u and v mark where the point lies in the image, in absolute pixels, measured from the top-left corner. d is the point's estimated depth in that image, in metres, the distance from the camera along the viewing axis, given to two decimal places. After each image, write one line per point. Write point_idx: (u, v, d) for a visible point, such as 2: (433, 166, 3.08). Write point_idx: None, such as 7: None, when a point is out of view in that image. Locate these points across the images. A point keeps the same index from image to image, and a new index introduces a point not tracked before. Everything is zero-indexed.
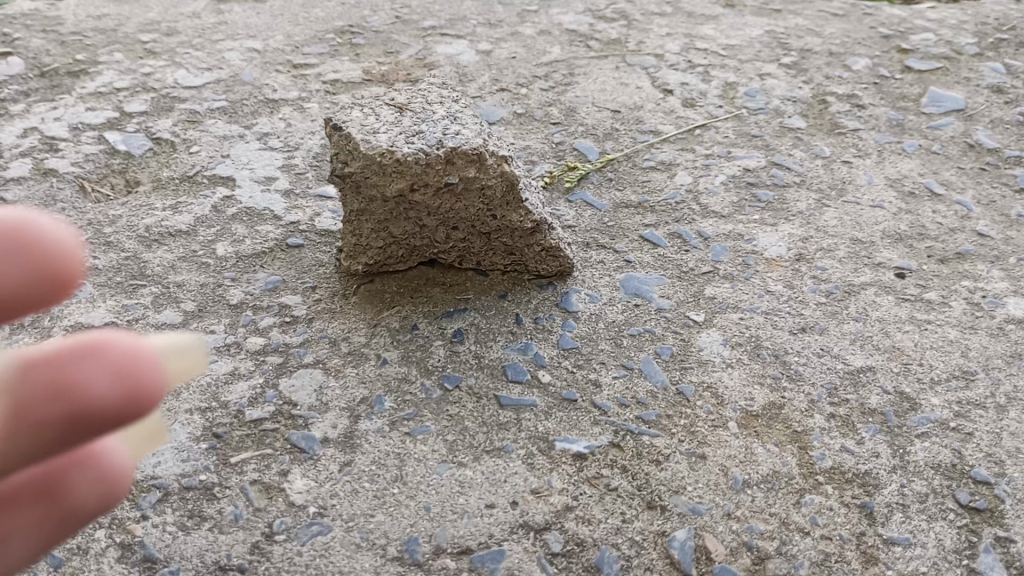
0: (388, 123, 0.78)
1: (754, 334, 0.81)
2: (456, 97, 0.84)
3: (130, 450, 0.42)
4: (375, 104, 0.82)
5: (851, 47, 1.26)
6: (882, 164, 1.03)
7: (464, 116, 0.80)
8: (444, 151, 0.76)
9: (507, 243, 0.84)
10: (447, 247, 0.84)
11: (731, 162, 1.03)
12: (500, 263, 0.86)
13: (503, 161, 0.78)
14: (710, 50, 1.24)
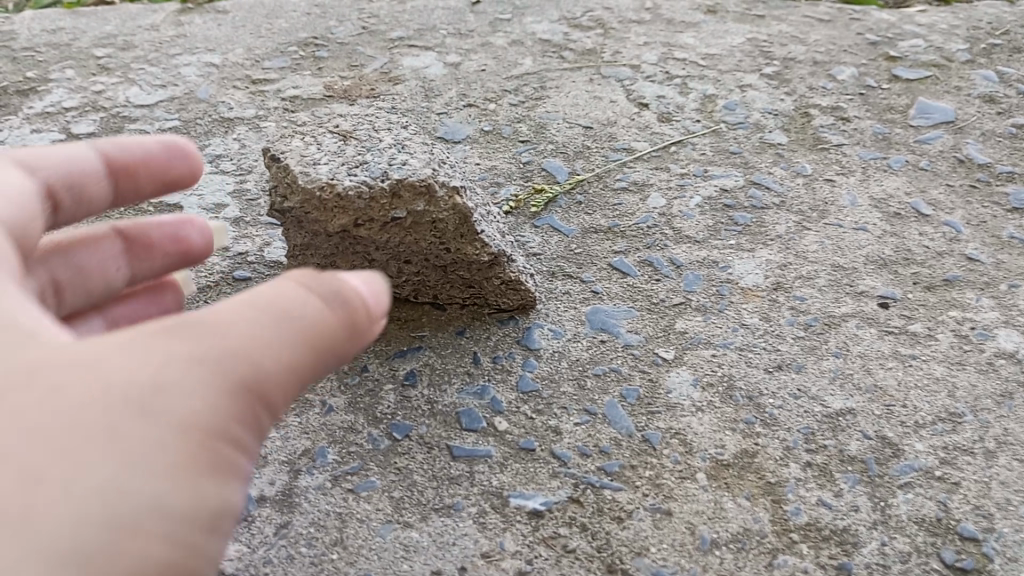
0: (329, 152, 0.73)
1: (726, 373, 0.76)
2: (406, 123, 0.79)
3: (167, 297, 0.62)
4: (317, 131, 0.76)
5: (837, 55, 1.21)
6: (867, 182, 0.98)
7: (413, 144, 0.75)
8: (388, 183, 0.70)
9: (465, 277, 0.79)
10: (400, 281, 0.79)
11: (708, 182, 0.97)
12: (458, 297, 0.81)
13: (455, 192, 0.72)
14: (690, 59, 1.19)
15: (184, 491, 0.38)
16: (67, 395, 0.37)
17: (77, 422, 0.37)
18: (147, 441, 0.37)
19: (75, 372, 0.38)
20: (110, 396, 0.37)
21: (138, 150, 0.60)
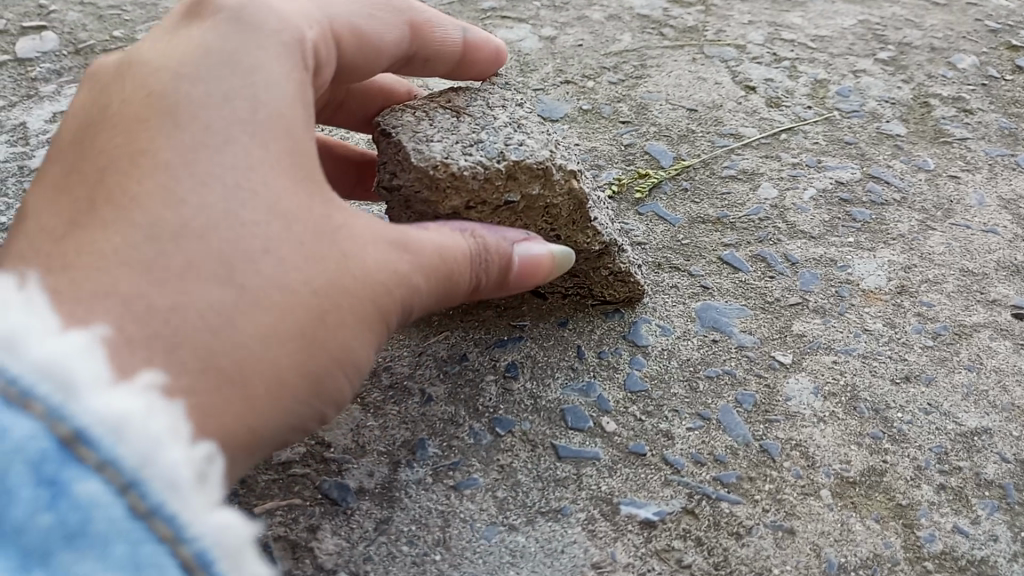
0: (441, 129, 0.69)
1: (850, 383, 0.71)
2: (520, 101, 0.75)
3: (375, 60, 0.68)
4: (426, 105, 0.72)
5: (955, 41, 1.14)
6: (994, 181, 0.91)
7: (529, 125, 0.72)
8: (505, 165, 0.67)
9: (570, 265, 0.75)
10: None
11: (822, 173, 0.92)
12: (560, 286, 0.77)
13: (571, 177, 0.70)
14: (798, 41, 1.12)
15: (361, 351, 0.54)
16: (333, 263, 0.52)
17: (336, 285, 0.51)
18: (359, 317, 0.53)
19: (336, 229, 0.53)
20: (368, 271, 0.53)
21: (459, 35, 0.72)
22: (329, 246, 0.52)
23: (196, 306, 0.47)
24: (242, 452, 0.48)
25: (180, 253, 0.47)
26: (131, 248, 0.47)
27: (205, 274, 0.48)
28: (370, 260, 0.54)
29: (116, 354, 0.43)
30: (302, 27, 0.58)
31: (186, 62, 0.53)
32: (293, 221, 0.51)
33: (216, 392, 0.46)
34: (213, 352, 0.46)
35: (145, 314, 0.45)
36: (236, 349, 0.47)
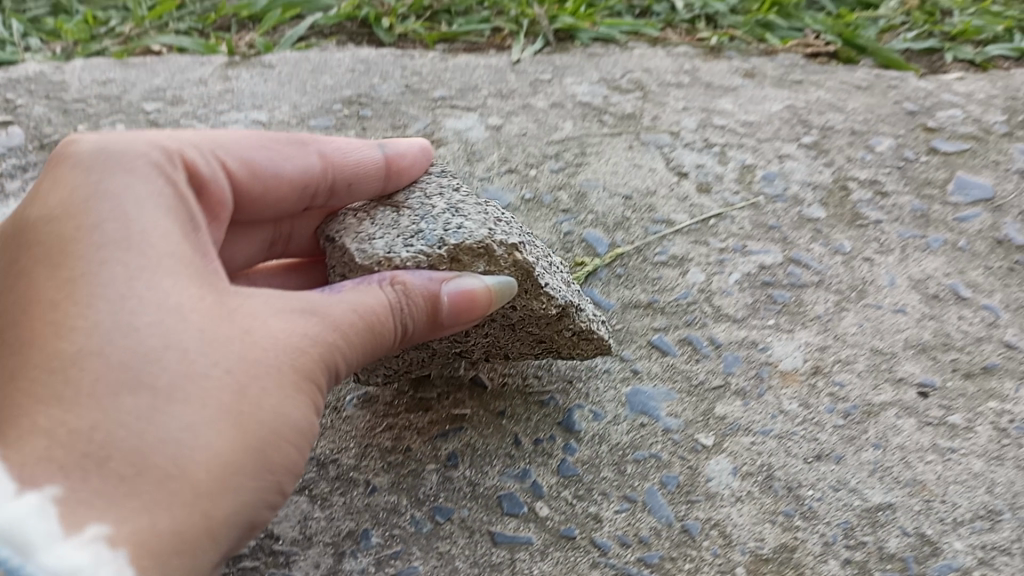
0: (385, 226, 0.73)
1: (766, 462, 0.76)
2: (456, 186, 0.79)
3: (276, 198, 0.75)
4: (369, 206, 0.77)
5: (875, 124, 1.22)
6: (906, 262, 0.98)
7: (467, 208, 0.75)
8: (446, 249, 0.69)
9: (535, 332, 0.77)
10: (469, 346, 0.78)
11: (746, 257, 0.98)
12: (529, 351, 0.80)
13: (513, 248, 0.71)
14: (728, 127, 1.20)
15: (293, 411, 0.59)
16: (235, 343, 0.58)
17: (242, 360, 0.58)
18: (279, 386, 0.59)
19: (231, 318, 0.59)
20: (268, 345, 0.59)
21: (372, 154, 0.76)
22: (225, 328, 0.58)
23: (116, 423, 0.53)
24: (208, 533, 0.54)
25: (87, 378, 0.54)
26: (45, 389, 0.54)
27: (122, 389, 0.54)
28: (267, 329, 0.60)
29: (62, 505, 0.51)
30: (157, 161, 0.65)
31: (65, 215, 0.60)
32: (187, 317, 0.57)
33: (155, 489, 0.52)
34: (139, 453, 0.53)
35: (66, 443, 0.52)
36: (161, 445, 0.53)
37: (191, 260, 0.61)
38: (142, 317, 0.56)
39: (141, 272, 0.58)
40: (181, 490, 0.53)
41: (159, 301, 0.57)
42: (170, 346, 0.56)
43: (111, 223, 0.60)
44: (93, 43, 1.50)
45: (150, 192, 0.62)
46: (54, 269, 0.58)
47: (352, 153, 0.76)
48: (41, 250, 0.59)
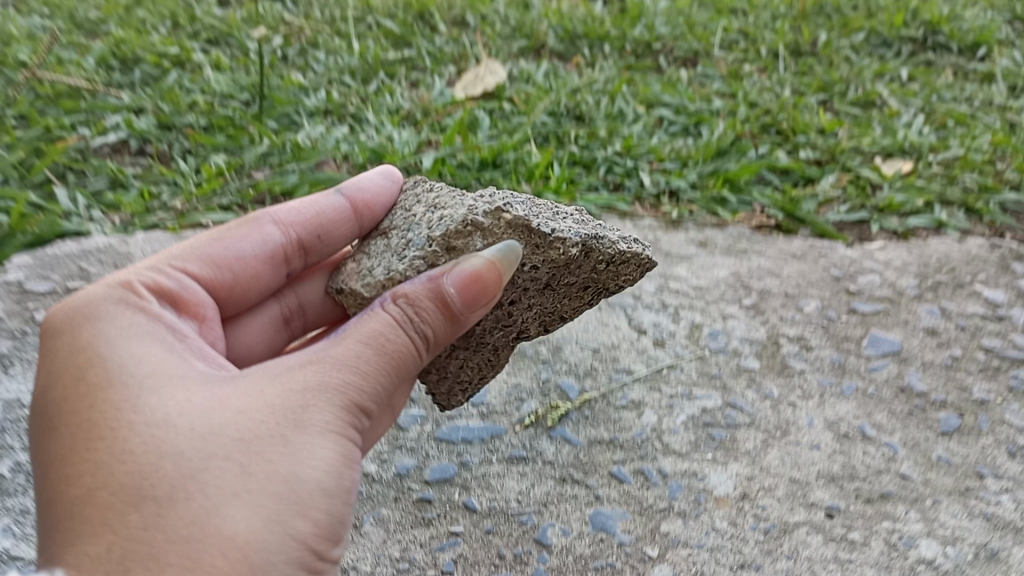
0: (382, 252, 1.00)
1: (698, 569, 0.96)
2: (431, 193, 1.07)
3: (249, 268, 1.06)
4: (371, 243, 1.05)
5: (805, 288, 1.46)
6: (822, 406, 1.19)
7: (442, 204, 1.00)
8: (437, 242, 0.94)
9: (574, 280, 0.99)
10: (525, 319, 1.02)
11: (692, 401, 1.19)
12: (578, 301, 1.03)
13: (500, 214, 0.93)
14: (681, 290, 1.44)
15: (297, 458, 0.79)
16: (229, 426, 0.78)
17: (238, 437, 0.77)
18: (279, 443, 0.78)
19: (220, 411, 0.79)
20: (257, 417, 0.79)
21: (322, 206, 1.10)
22: (218, 420, 0.78)
23: (147, 525, 0.72)
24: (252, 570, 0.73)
25: (113, 502, 0.74)
26: (89, 524, 0.73)
27: (145, 497, 0.73)
28: (257, 404, 0.80)
29: None
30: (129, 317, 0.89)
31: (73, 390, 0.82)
32: (178, 425, 0.77)
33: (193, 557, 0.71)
34: (173, 536, 0.72)
35: (114, 553, 0.71)
36: (171, 531, 0.72)
37: (170, 377, 0.82)
38: (135, 440, 0.76)
39: (138, 398, 0.80)
40: (198, 561, 0.71)
41: (153, 419, 0.78)
42: (167, 451, 0.76)
43: (103, 372, 0.82)
44: (148, 215, 1.77)
45: (125, 343, 0.85)
46: (76, 417, 0.80)
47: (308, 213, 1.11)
48: (64, 425, 0.81)
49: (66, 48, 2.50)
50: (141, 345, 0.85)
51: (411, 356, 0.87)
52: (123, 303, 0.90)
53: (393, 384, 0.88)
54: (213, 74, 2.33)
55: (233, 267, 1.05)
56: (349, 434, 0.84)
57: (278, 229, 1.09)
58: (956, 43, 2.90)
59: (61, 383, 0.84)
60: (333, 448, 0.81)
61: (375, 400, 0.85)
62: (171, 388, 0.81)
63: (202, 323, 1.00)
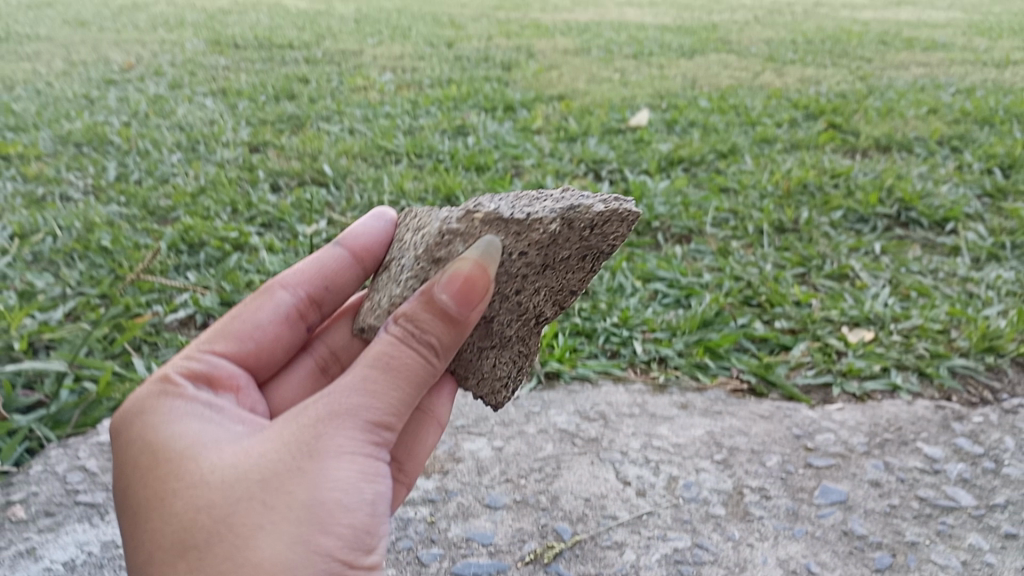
0: (390, 280, 1.48)
1: None
2: (417, 223, 1.56)
3: (269, 334, 1.57)
4: (384, 272, 1.54)
5: (769, 445, 1.71)
6: (776, 546, 1.44)
7: (419, 233, 1.50)
8: (422, 258, 1.41)
9: (564, 253, 1.42)
10: (537, 298, 1.46)
11: (666, 542, 1.45)
12: (576, 268, 1.46)
13: (472, 221, 1.38)
14: (663, 446, 1.70)
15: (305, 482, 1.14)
16: (251, 472, 1.15)
17: (257, 478, 1.14)
18: (290, 474, 1.14)
19: (243, 464, 1.16)
20: (269, 463, 1.15)
21: (321, 262, 1.65)
22: (241, 470, 1.15)
23: (201, 556, 1.10)
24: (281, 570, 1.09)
25: (177, 547, 1.12)
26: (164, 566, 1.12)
27: (197, 538, 1.11)
28: (270, 451, 1.16)
29: None
30: (176, 415, 1.30)
31: (145, 470, 1.22)
32: (212, 482, 1.15)
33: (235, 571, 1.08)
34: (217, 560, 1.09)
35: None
36: (215, 566, 1.09)
37: (202, 450, 1.21)
38: (180, 502, 1.15)
39: (189, 463, 1.19)
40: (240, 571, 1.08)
41: (195, 483, 1.15)
42: (205, 502, 1.13)
43: (160, 457, 1.22)
44: None
45: (172, 434, 1.25)
46: (147, 487, 1.19)
47: (313, 271, 1.64)
48: (139, 495, 1.20)
49: (141, 233, 2.87)
50: (186, 431, 1.26)
51: (423, 360, 1.22)
52: (171, 407, 1.31)
53: (408, 391, 1.22)
54: (267, 256, 2.69)
55: (254, 336, 1.55)
56: (367, 442, 1.20)
57: (290, 292, 1.62)
58: (926, 218, 3.22)
59: (137, 467, 1.23)
60: (344, 465, 1.17)
61: (379, 412, 1.20)
62: (208, 456, 1.19)
63: (239, 392, 1.47)
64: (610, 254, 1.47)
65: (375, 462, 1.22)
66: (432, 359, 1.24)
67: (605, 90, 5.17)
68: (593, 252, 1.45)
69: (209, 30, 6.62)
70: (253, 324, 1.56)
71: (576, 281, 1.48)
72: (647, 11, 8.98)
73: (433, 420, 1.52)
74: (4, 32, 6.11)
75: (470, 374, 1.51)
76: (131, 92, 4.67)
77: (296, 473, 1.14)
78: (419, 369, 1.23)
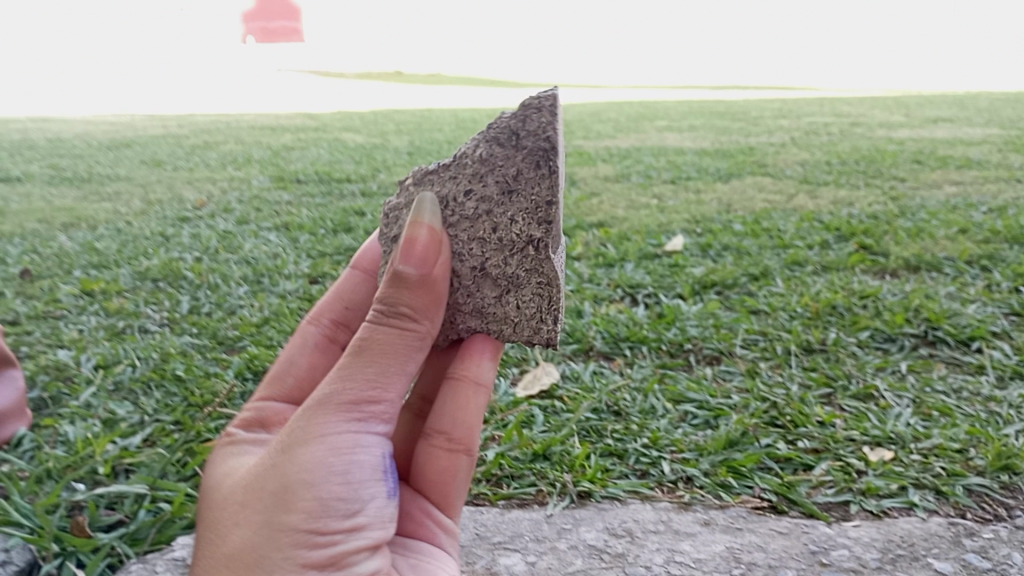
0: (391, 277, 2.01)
1: None
2: None
3: (307, 363, 2.09)
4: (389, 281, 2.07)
5: (785, 560, 1.92)
6: None
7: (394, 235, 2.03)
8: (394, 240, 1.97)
9: (505, 168, 1.89)
10: (512, 225, 1.88)
11: None
12: (531, 175, 1.87)
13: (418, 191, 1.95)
14: (684, 561, 1.92)
15: (286, 471, 1.59)
16: (258, 473, 1.63)
17: (261, 476, 1.62)
18: (277, 467, 1.60)
19: (255, 468, 1.65)
20: (267, 465, 1.63)
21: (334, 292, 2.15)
22: (254, 473, 1.65)
23: (226, 539, 1.60)
24: (275, 539, 1.57)
25: (213, 536, 1.63)
26: (204, 551, 1.63)
27: (225, 526, 1.62)
28: (270, 456, 1.64)
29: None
30: (235, 456, 1.84)
31: (207, 492, 1.77)
32: (236, 487, 1.66)
33: (244, 546, 1.58)
34: (233, 541, 1.59)
35: (216, 556, 1.60)
36: (232, 542, 1.59)
37: (239, 470, 1.72)
38: (219, 507, 1.67)
39: (228, 481, 1.71)
40: (248, 546, 1.57)
41: (228, 492, 1.67)
42: (231, 500, 1.64)
43: (215, 482, 1.76)
44: None
45: (226, 468, 1.79)
46: (207, 501, 1.74)
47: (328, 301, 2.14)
48: (202, 508, 1.73)
49: (211, 361, 3.14)
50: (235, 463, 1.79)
51: (383, 340, 1.61)
52: (232, 452, 1.86)
53: (375, 372, 1.61)
54: None
55: (294, 371, 2.09)
56: (342, 421, 1.61)
57: (316, 325, 2.13)
58: (952, 336, 3.31)
59: (205, 491, 1.78)
60: (317, 449, 1.60)
61: (345, 398, 1.60)
62: (239, 473, 1.71)
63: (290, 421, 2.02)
64: (555, 154, 1.87)
65: (348, 439, 1.62)
66: (402, 332, 1.62)
67: (642, 215, 5.43)
68: (536, 159, 1.87)
69: (273, 167, 7.10)
70: (295, 361, 2.10)
71: (541, 197, 1.86)
72: (687, 137, 9.37)
73: (469, 383, 1.96)
74: (88, 173, 6.64)
75: (502, 323, 1.93)
76: (202, 229, 5.06)
77: (281, 467, 1.60)
78: (380, 351, 1.61)
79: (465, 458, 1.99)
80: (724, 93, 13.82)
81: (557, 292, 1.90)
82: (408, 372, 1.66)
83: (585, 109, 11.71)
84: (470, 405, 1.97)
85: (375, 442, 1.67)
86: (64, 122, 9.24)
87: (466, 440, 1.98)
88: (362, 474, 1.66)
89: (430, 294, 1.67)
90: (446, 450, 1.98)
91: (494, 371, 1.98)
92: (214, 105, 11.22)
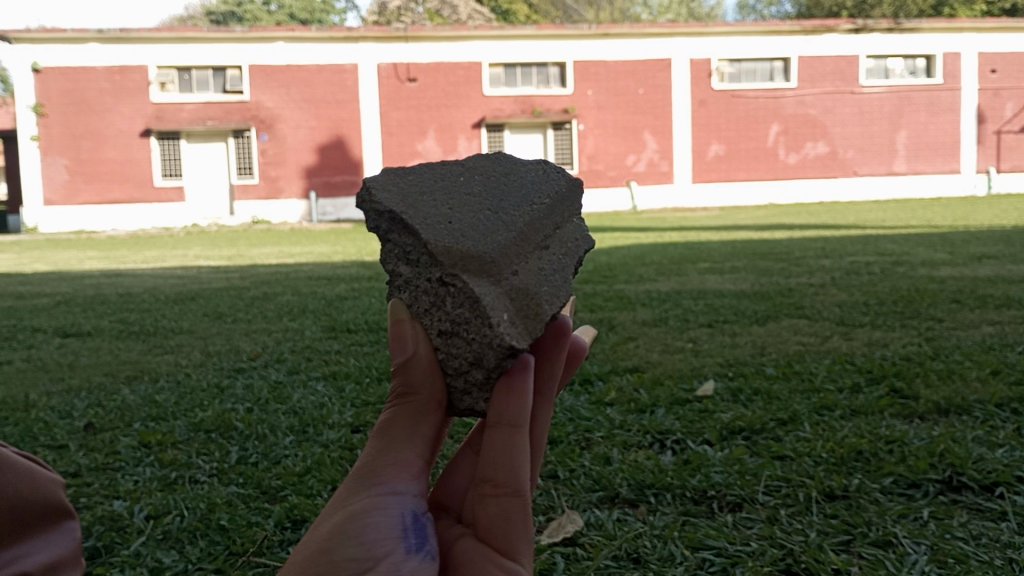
0: None
1: None
2: None
3: None
4: None
5: None
6: None
7: None
8: None
9: (394, 254, 1.82)
10: (429, 279, 1.73)
11: None
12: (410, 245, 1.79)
13: None
14: None
15: (316, 532, 1.54)
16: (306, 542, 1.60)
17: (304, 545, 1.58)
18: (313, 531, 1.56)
19: None
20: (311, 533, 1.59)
21: None
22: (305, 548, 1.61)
23: None
24: None
25: None
26: None
27: None
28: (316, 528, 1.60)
29: None
30: None
31: None
32: None
33: None
34: None
35: None
36: None
37: None
38: None
39: None
40: None
41: None
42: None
43: None
44: None
45: None
46: None
47: None
48: None
49: (254, 509, 3.32)
50: None
51: (397, 411, 1.60)
52: None
53: (395, 439, 1.58)
54: None
55: None
56: (367, 486, 1.55)
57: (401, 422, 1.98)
58: (975, 481, 3.32)
59: None
60: (343, 508, 1.53)
61: (373, 464, 1.57)
62: None
63: None
64: (405, 212, 1.81)
65: (363, 504, 1.52)
66: (407, 403, 1.60)
67: (676, 360, 5.57)
68: (398, 228, 1.82)
69: (326, 317, 7.47)
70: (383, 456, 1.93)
71: (420, 247, 1.77)
72: (727, 278, 9.57)
73: (496, 424, 1.58)
74: (154, 326, 7.08)
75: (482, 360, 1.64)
76: (255, 380, 5.35)
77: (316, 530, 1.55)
78: (387, 423, 1.60)
79: (516, 501, 1.56)
80: (767, 234, 14.10)
81: (492, 304, 1.68)
82: (421, 435, 1.59)
83: (629, 253, 12.09)
84: (505, 445, 1.56)
85: (399, 506, 1.52)
86: (137, 278, 9.91)
87: (513, 480, 1.56)
88: (383, 537, 1.48)
89: (427, 356, 1.65)
90: (491, 497, 1.56)
91: (526, 405, 1.60)
92: (276, 258, 11.89)
